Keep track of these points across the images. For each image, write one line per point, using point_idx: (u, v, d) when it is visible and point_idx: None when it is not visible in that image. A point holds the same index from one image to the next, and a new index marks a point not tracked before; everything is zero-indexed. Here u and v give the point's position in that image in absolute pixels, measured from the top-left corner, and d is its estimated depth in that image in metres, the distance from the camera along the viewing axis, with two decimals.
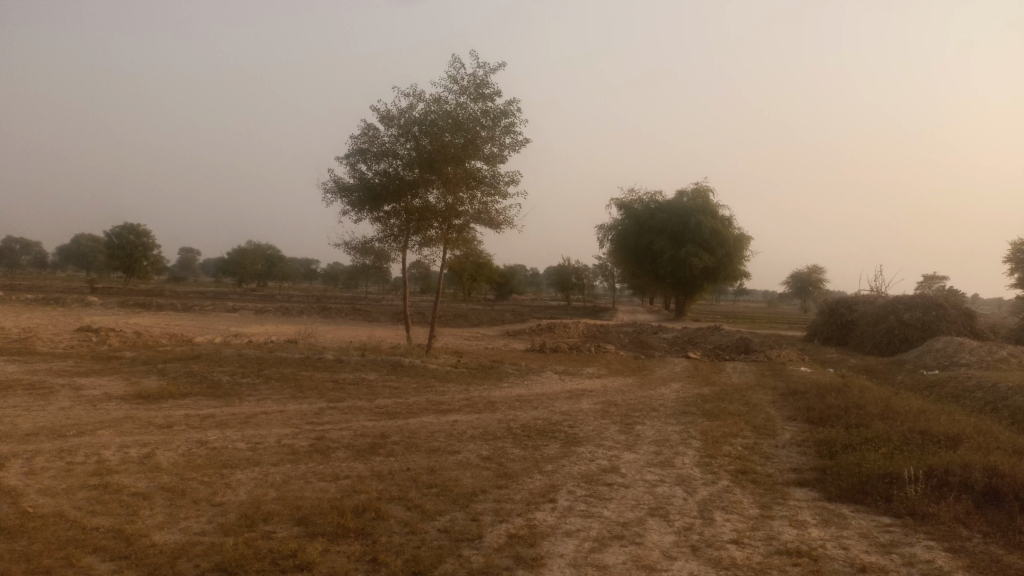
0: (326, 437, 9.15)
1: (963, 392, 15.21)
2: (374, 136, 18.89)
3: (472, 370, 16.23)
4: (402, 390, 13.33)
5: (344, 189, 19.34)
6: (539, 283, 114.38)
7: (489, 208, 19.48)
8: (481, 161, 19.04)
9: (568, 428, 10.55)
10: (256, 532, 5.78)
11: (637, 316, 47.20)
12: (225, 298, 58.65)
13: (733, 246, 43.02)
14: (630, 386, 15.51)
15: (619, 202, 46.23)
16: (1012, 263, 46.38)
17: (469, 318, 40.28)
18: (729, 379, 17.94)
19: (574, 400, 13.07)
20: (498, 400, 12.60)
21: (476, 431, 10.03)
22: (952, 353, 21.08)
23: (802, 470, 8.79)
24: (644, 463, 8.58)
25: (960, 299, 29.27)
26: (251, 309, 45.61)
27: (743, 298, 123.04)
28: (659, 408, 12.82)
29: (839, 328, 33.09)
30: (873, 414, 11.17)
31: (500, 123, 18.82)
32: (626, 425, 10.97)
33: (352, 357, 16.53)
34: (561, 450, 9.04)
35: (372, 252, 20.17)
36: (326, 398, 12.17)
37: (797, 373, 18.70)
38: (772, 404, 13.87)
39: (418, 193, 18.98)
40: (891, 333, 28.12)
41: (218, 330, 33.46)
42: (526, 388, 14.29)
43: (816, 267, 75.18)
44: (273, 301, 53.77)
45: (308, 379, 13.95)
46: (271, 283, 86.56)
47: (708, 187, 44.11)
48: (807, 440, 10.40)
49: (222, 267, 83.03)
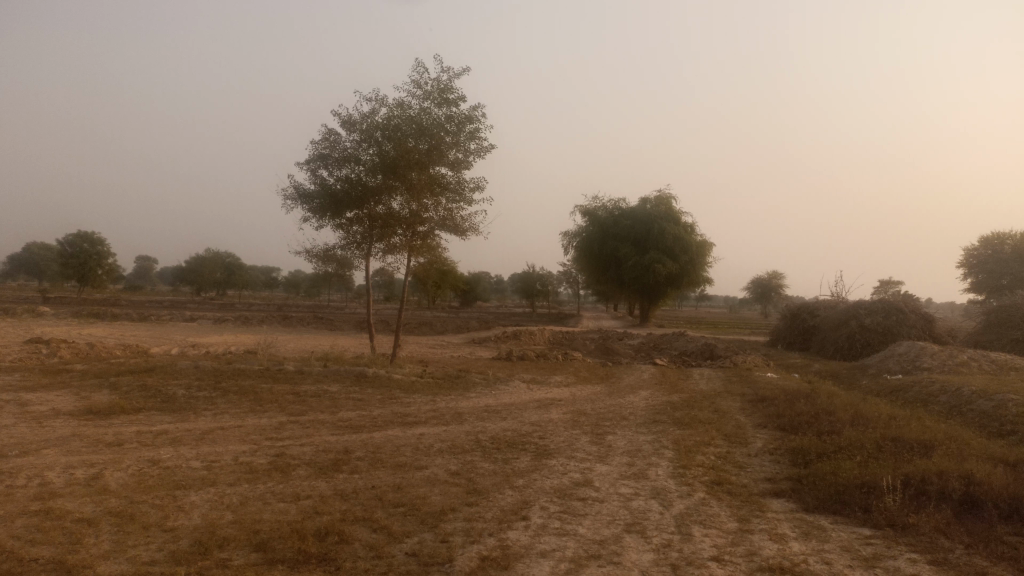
0: (286, 454, 8.74)
1: (927, 396, 15.32)
2: (336, 142, 18.48)
3: (438, 380, 15.89)
4: (366, 402, 12.93)
5: (305, 195, 18.87)
6: (503, 290, 114.12)
7: (454, 214, 19.18)
8: (446, 167, 18.77)
9: (538, 439, 10.28)
10: (210, 560, 5.40)
11: (602, 322, 47.19)
12: (183, 307, 57.28)
13: (696, 253, 43.29)
14: (599, 395, 15.29)
15: (583, 208, 46.22)
16: (965, 269, 47.41)
17: (434, 326, 39.84)
18: (697, 386, 17.86)
19: (543, 410, 12.82)
20: (465, 411, 12.28)
21: (443, 444, 9.71)
22: (914, 358, 21.32)
23: (777, 480, 8.64)
24: (617, 476, 8.34)
25: (919, 304, 29.73)
26: (210, 319, 44.51)
27: (705, 304, 124.19)
28: (629, 417, 12.62)
29: (802, 334, 33.41)
30: (843, 421, 11.11)
31: (465, 129, 18.58)
32: (596, 436, 10.73)
33: (314, 368, 16.07)
34: (532, 463, 8.76)
35: (334, 260, 19.71)
36: (286, 412, 11.73)
37: (764, 379, 18.70)
38: (741, 411, 13.78)
39: (381, 199, 18.60)
40: (852, 338, 28.43)
41: (176, 341, 32.55)
42: (493, 398, 13.99)
43: (776, 273, 76.04)
44: (233, 310, 52.62)
45: (268, 392, 13.48)
46: (231, 291, 84.92)
47: (671, 194, 44.37)
48: (779, 449, 10.27)
49: (180, 276, 81.17)
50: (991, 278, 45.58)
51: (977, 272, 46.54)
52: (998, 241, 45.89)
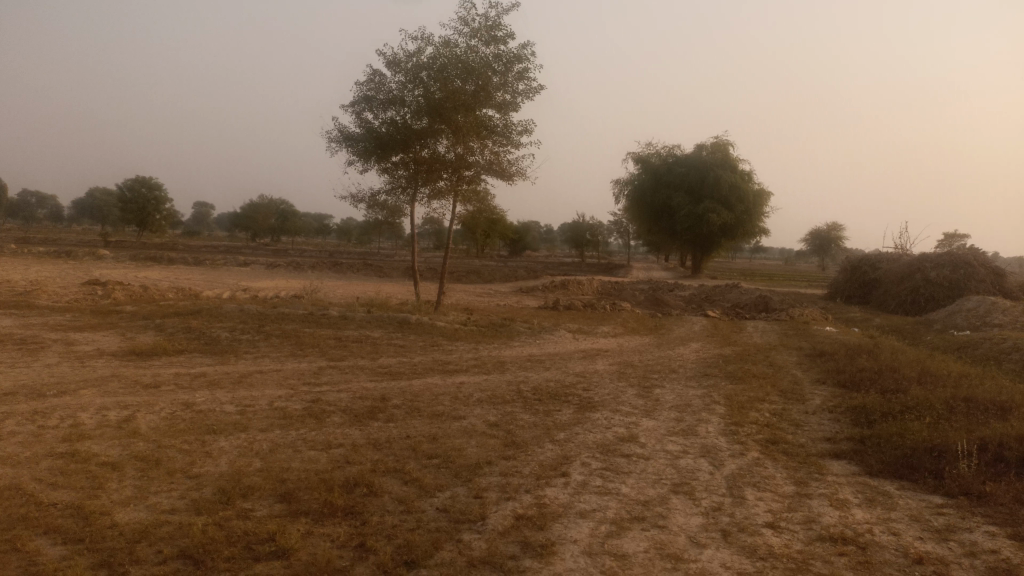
0: (321, 400, 8.50)
1: (998, 354, 14.43)
2: (380, 83, 17.97)
3: (482, 328, 15.57)
4: (407, 348, 12.70)
5: (349, 138, 18.48)
6: (552, 239, 113.21)
7: (501, 158, 18.59)
8: (492, 109, 18.12)
9: (582, 391, 9.87)
10: (231, 510, 5.16)
11: (653, 273, 46.24)
12: (238, 252, 58.15)
13: (753, 202, 41.88)
14: (646, 347, 14.80)
15: (636, 155, 44.92)
16: None
17: (482, 274, 39.55)
18: (751, 339, 17.16)
19: (588, 361, 12.39)
20: (508, 360, 11.94)
21: (484, 394, 9.35)
22: (984, 314, 20.16)
23: (838, 441, 8.07)
24: (664, 432, 7.88)
25: (989, 258, 28.19)
26: (262, 264, 45.07)
27: (759, 257, 121.17)
28: (678, 370, 12.11)
29: (862, 287, 32.13)
30: (911, 378, 10.40)
31: (513, 69, 17.84)
32: (643, 389, 10.28)
33: (357, 314, 15.86)
34: (574, 416, 8.35)
35: (379, 205, 19.37)
36: (326, 357, 11.52)
37: (822, 333, 17.88)
38: (797, 366, 13.14)
39: (426, 142, 18.09)
40: (915, 292, 27.17)
41: (228, 284, 32.96)
42: (538, 347, 13.62)
43: (835, 225, 73.33)
44: (285, 256, 53.19)
45: (310, 336, 13.32)
46: (283, 238, 85.94)
47: (728, 141, 42.79)
48: (839, 406, 9.67)
49: (235, 221, 82.47)
50: None
51: None
52: None
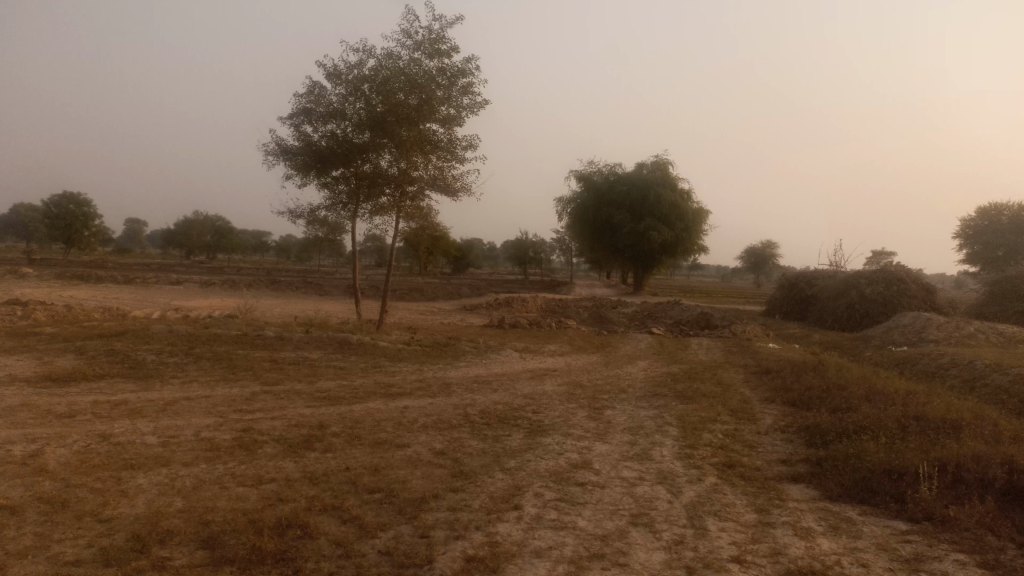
0: (253, 429, 7.91)
1: (936, 369, 14.67)
2: (320, 95, 17.42)
3: (426, 348, 15.10)
4: (348, 371, 12.14)
5: (287, 152, 17.84)
6: (495, 257, 113.06)
7: (445, 174, 18.20)
8: (436, 123, 17.76)
9: (531, 413, 9.50)
10: (146, 560, 4.60)
11: (595, 290, 46.34)
12: (171, 269, 56.20)
13: (692, 221, 42.42)
14: (594, 365, 14.56)
15: (578, 173, 45.06)
16: (961, 240, 46.67)
17: (425, 292, 38.96)
18: (697, 356, 17.09)
19: (537, 381, 12.04)
20: (454, 382, 11.50)
21: (429, 419, 8.89)
22: (920, 330, 20.60)
23: (794, 463, 7.88)
24: (618, 457, 7.56)
25: (920, 275, 29.02)
26: (196, 282, 43.53)
27: (696, 273, 123.36)
28: (627, 390, 11.84)
29: (799, 303, 32.73)
30: (860, 396, 10.35)
31: (457, 83, 17.55)
32: (594, 410, 9.96)
33: (295, 334, 15.18)
34: (524, 441, 7.96)
35: (319, 222, 18.74)
36: (260, 381, 10.89)
37: (766, 350, 17.94)
38: (745, 384, 13.04)
39: (368, 157, 17.59)
40: (851, 308, 27.76)
41: (159, 303, 31.60)
42: (484, 367, 13.23)
43: (770, 242, 75.02)
44: (221, 274, 51.55)
45: (243, 359, 12.61)
46: (219, 255, 83.56)
47: (668, 159, 43.29)
48: (791, 426, 9.52)
49: (168, 238, 79.86)
50: (986, 251, 44.92)
51: (972, 244, 45.89)
52: (996, 212, 45.14)
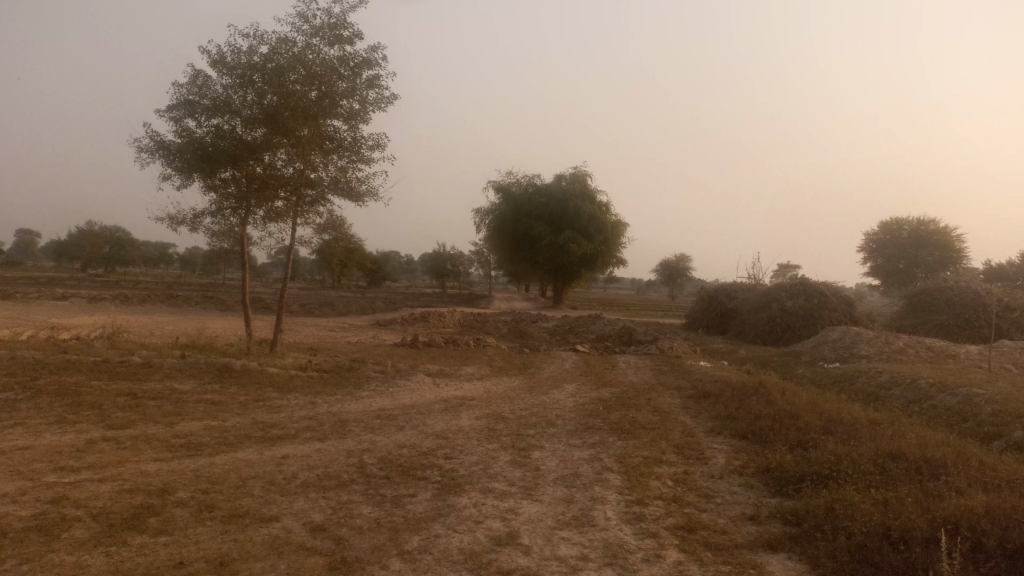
0: (66, 501, 5.89)
1: (877, 389, 13.76)
2: (205, 86, 15.17)
3: (326, 374, 13.18)
4: (224, 406, 10.10)
5: (165, 149, 15.34)
6: (412, 270, 110.81)
7: (348, 175, 16.36)
8: (338, 119, 15.93)
9: (444, 460, 7.78)
10: None
11: (513, 304, 44.86)
12: (59, 283, 51.60)
13: (611, 234, 41.57)
14: (517, 391, 12.94)
15: (496, 184, 43.64)
16: (866, 253, 47.44)
17: (336, 307, 36.57)
18: (626, 377, 15.73)
19: (451, 414, 10.32)
20: (352, 418, 9.66)
21: (312, 475, 7.04)
22: (850, 345, 19.87)
23: (766, 524, 6.41)
24: (551, 524, 5.90)
25: (839, 287, 28.71)
26: (83, 297, 39.77)
27: (613, 286, 124.11)
28: (556, 422, 10.25)
29: (720, 317, 32.08)
30: (818, 430, 9.09)
31: (362, 74, 15.78)
32: (518, 452, 8.32)
33: (166, 359, 12.98)
34: (434, 504, 6.26)
35: (203, 229, 16.48)
36: (105, 423, 8.72)
37: (698, 369, 16.76)
38: (683, 410, 11.68)
39: (261, 156, 15.47)
40: (773, 322, 27.15)
41: (33, 321, 28.28)
42: (390, 397, 11.42)
43: (684, 256, 75.31)
44: (115, 287, 47.49)
45: (93, 393, 10.36)
46: (116, 268, 77.87)
47: (586, 171, 42.30)
48: (747, 468, 8.12)
49: (59, 250, 74.13)
50: (888, 263, 45.71)
51: (876, 258, 46.67)
52: (896, 226, 46.00)
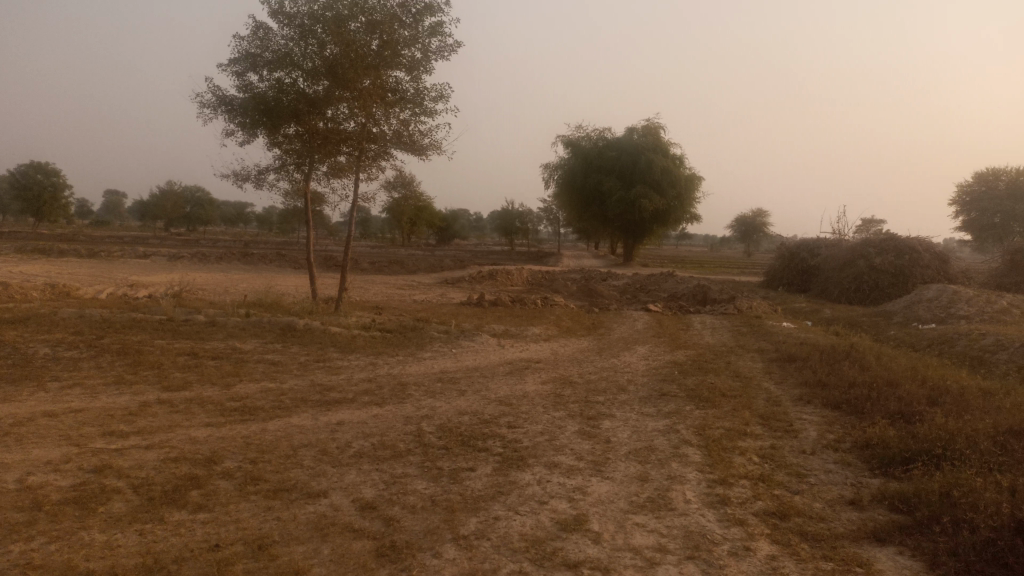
0: (107, 471, 5.59)
1: (983, 352, 12.55)
2: (266, 38, 14.75)
3: (389, 334, 12.82)
4: (284, 368, 9.81)
5: (227, 104, 15.07)
6: (482, 228, 110.65)
7: (411, 128, 15.80)
8: (400, 69, 15.33)
9: (507, 429, 7.24)
10: None
11: (583, 261, 43.93)
12: (143, 243, 53.04)
13: (684, 188, 40.05)
14: (586, 353, 12.29)
15: (565, 139, 42.53)
16: (958, 207, 44.43)
17: (405, 264, 36.50)
18: (701, 338, 14.90)
19: (515, 378, 9.78)
20: (412, 382, 9.22)
21: (366, 444, 6.61)
22: (947, 304, 18.40)
23: (870, 511, 5.64)
24: (624, 507, 5.29)
25: (932, 242, 26.80)
26: (163, 255, 40.80)
27: (685, 244, 121.21)
28: (627, 387, 9.60)
29: (801, 274, 30.54)
30: (921, 401, 8.16)
31: (424, 21, 15.09)
32: (587, 421, 7.72)
33: (230, 318, 12.83)
34: (494, 480, 5.72)
35: (268, 185, 16.25)
36: (162, 385, 8.50)
37: (781, 330, 15.73)
38: (767, 375, 10.84)
39: (323, 111, 15.02)
40: (859, 280, 25.59)
41: (115, 279, 29.06)
42: (453, 358, 10.96)
43: (760, 211, 72.48)
44: (195, 246, 48.73)
45: (155, 352, 10.22)
46: (198, 228, 80.09)
47: (659, 124, 40.70)
48: (842, 443, 7.31)
49: (143, 211, 76.62)
50: (983, 217, 42.74)
51: (969, 212, 43.65)
52: (993, 176, 42.74)
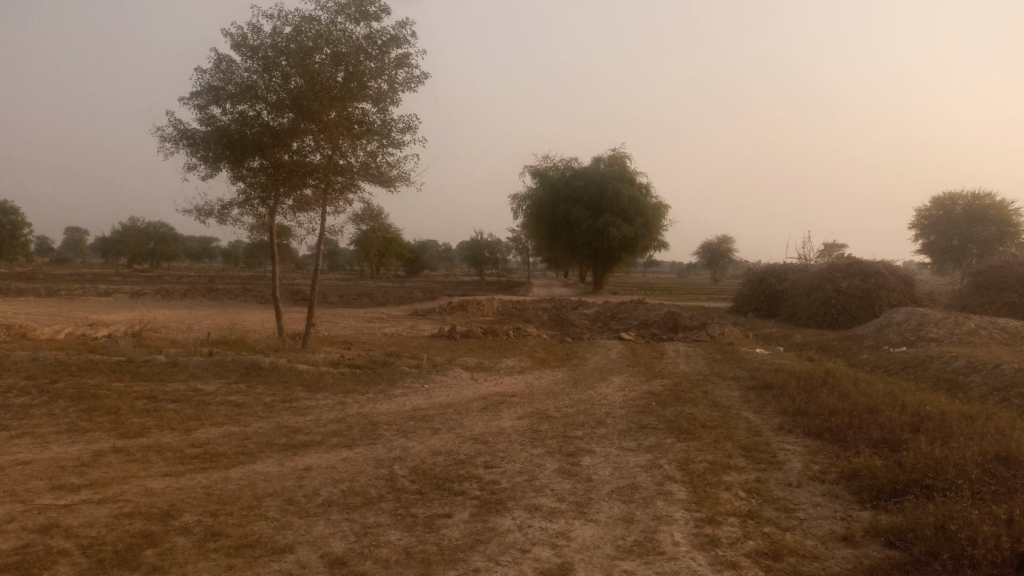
0: (54, 529, 5.17)
1: (957, 375, 12.54)
2: (229, 71, 14.48)
3: (359, 370, 12.44)
4: (248, 409, 9.39)
5: (189, 138, 14.72)
6: (451, 259, 110.41)
7: (378, 159, 15.58)
8: (367, 101, 15.14)
9: (484, 469, 6.93)
10: None
11: (553, 290, 43.81)
12: (104, 280, 51.79)
13: (652, 216, 40.30)
14: (562, 386, 12.03)
15: (533, 169, 42.64)
16: (917, 231, 45.25)
17: (374, 297, 36.03)
18: (676, 367, 14.74)
19: (490, 413, 9.49)
20: (384, 421, 8.87)
21: (336, 490, 6.26)
22: (916, 327, 18.51)
23: (864, 547, 5.43)
24: (610, 552, 5.01)
25: (897, 265, 27.15)
26: (125, 293, 39.83)
27: (653, 271, 122.12)
28: (606, 420, 9.35)
29: (770, 300, 30.71)
30: (904, 428, 8.03)
31: (390, 53, 14.96)
32: (567, 458, 7.44)
33: (193, 358, 12.37)
34: (472, 527, 5.41)
35: (231, 220, 15.87)
36: (118, 432, 8.05)
37: (755, 357, 15.64)
38: (745, 404, 10.68)
39: (288, 143, 14.74)
40: (827, 304, 25.77)
41: (73, 319, 28.18)
42: (425, 395, 10.63)
43: (726, 237, 73.27)
44: (158, 283, 47.77)
45: (112, 396, 9.74)
46: (161, 264, 78.67)
47: (626, 153, 41.03)
48: (828, 475, 7.13)
49: (105, 247, 75.07)
50: (942, 240, 43.57)
51: (929, 235, 44.48)
52: (950, 200, 43.68)
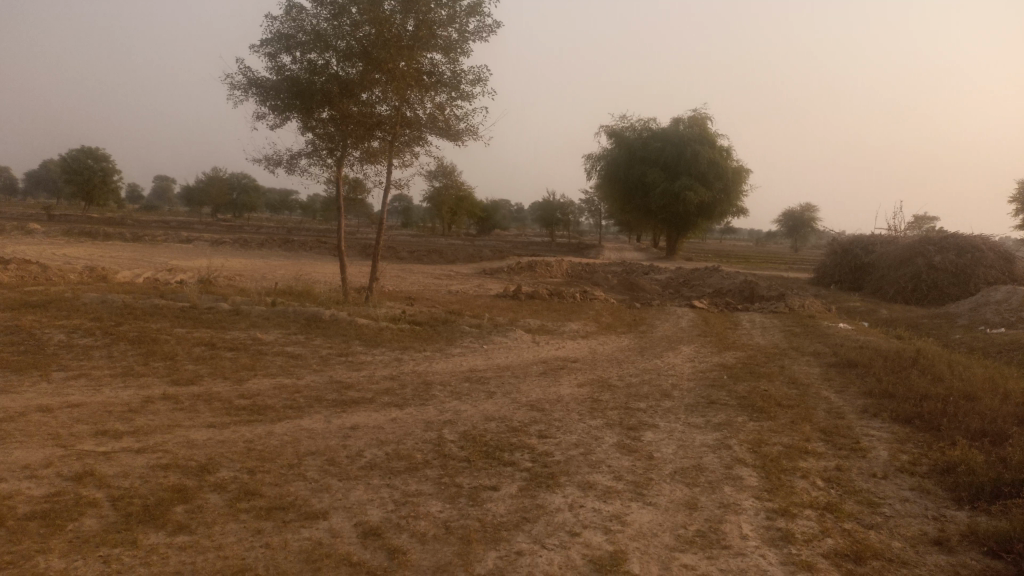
0: (87, 479, 4.99)
1: None
2: (299, 17, 14.14)
3: (419, 327, 12.16)
4: (303, 362, 9.21)
5: (259, 86, 14.55)
6: (523, 220, 109.93)
7: (447, 112, 15.12)
8: (437, 51, 14.63)
9: (538, 440, 6.50)
10: None
11: (625, 254, 42.84)
12: (187, 228, 53.23)
13: (731, 181, 38.77)
14: (628, 353, 11.48)
15: (609, 129, 41.47)
16: (1019, 205, 42.20)
17: (444, 254, 35.89)
18: (750, 338, 13.97)
19: (550, 379, 9.04)
20: (438, 381, 8.53)
21: (380, 453, 5.94)
22: (1017, 307, 17.09)
23: (961, 554, 4.78)
24: (669, 543, 4.52)
25: (997, 240, 25.26)
26: (206, 241, 40.81)
27: (729, 238, 118.57)
28: (672, 393, 8.79)
29: (854, 272, 29.14)
30: (1007, 419, 7.20)
31: (463, 1, 14.35)
32: (628, 432, 6.93)
33: (255, 307, 12.30)
34: (519, 504, 4.98)
35: (300, 170, 15.75)
36: (171, 378, 7.95)
37: (837, 332, 14.69)
38: (826, 383, 9.91)
39: (356, 93, 14.42)
40: (917, 279, 24.24)
41: (154, 264, 28.95)
42: (483, 356, 10.25)
43: (809, 206, 70.27)
44: (236, 232, 48.72)
45: (172, 343, 9.69)
46: (242, 215, 80.68)
47: (707, 115, 39.43)
48: (918, 467, 6.42)
49: (190, 197, 77.39)
50: None
51: None
52: None
